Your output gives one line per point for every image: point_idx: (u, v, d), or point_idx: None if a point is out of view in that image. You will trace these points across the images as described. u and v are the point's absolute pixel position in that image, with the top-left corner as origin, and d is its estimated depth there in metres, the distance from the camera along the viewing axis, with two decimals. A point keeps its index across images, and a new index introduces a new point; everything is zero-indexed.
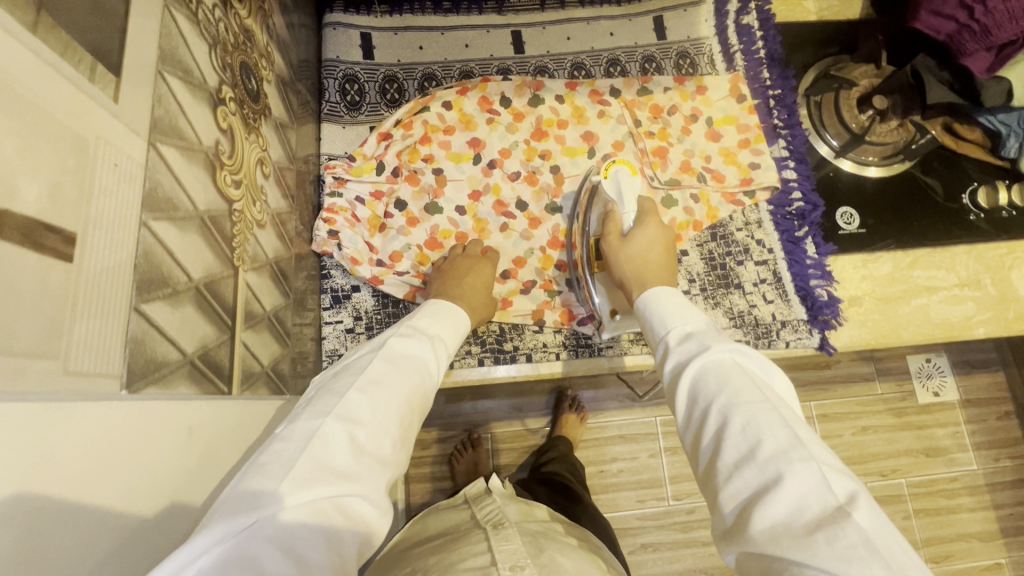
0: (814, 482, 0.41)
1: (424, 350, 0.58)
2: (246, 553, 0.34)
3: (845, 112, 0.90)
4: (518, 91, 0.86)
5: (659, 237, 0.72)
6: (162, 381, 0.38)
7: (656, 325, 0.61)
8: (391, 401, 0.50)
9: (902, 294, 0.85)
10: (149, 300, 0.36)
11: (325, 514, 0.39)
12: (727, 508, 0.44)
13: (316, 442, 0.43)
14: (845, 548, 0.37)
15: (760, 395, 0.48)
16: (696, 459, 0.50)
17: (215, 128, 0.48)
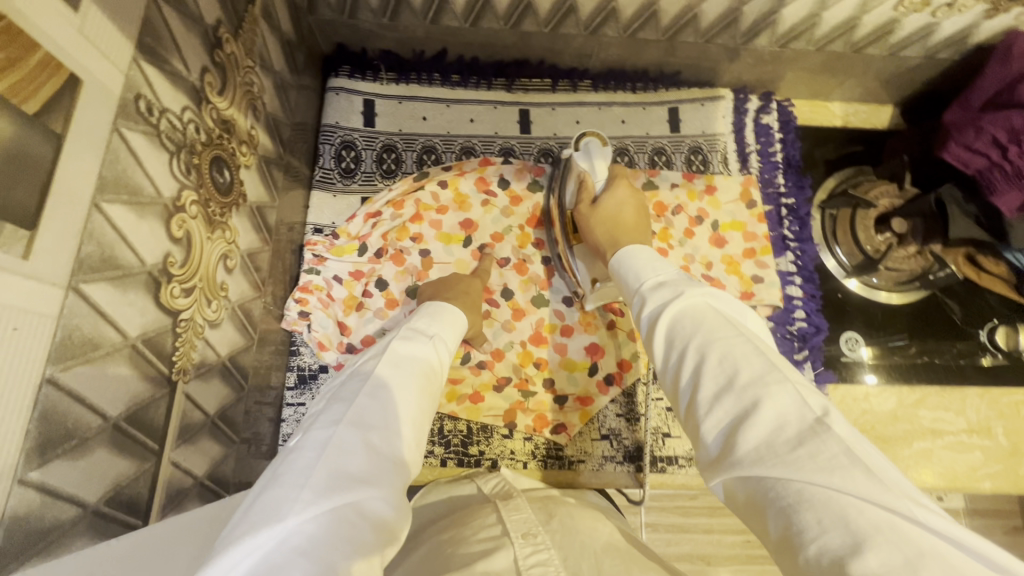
0: (792, 400, 0.36)
1: (428, 351, 0.52)
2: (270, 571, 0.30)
3: (861, 231, 0.85)
4: (518, 174, 0.84)
5: (630, 198, 0.69)
6: (48, 547, 0.34)
7: (631, 281, 0.55)
8: (403, 399, 0.45)
9: (904, 435, 0.79)
10: (41, 465, 0.33)
11: (349, 521, 0.34)
12: (709, 439, 0.39)
13: (333, 450, 0.37)
14: (828, 461, 0.32)
15: (733, 327, 0.43)
16: (677, 401, 0.44)
17: (167, 239, 0.45)
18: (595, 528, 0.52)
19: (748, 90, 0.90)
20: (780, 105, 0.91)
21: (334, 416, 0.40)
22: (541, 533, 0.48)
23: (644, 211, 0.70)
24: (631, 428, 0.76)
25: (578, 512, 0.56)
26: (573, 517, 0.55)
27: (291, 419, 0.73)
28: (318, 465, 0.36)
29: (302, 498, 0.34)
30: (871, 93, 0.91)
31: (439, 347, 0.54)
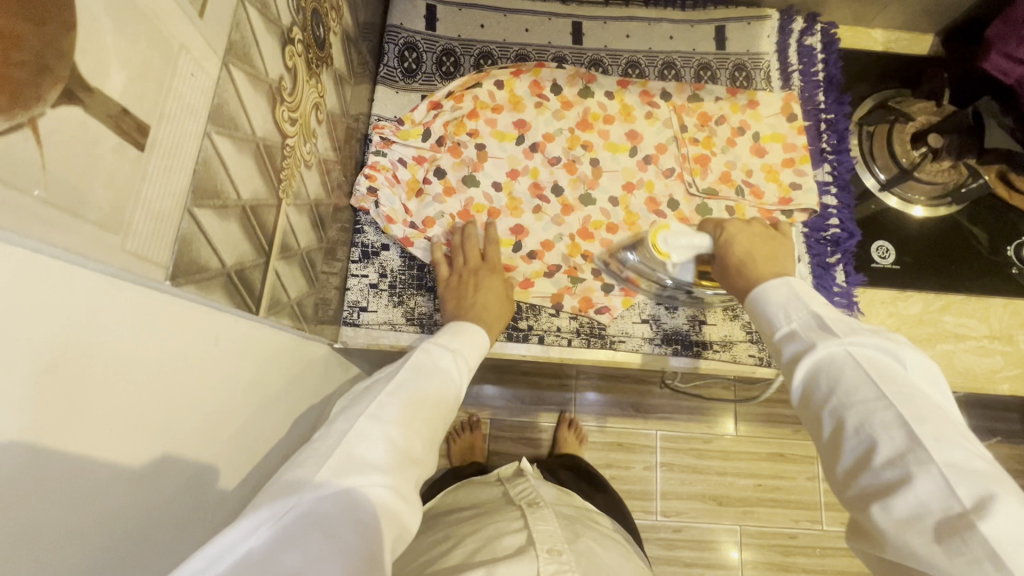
0: (932, 484, 0.39)
1: (445, 363, 0.61)
2: (294, 533, 0.37)
3: (897, 146, 0.88)
4: (570, 81, 0.87)
5: (745, 236, 0.69)
6: (202, 285, 0.40)
7: (767, 325, 0.58)
8: (413, 404, 0.52)
9: (927, 337, 0.83)
10: (201, 206, 0.39)
11: (358, 509, 0.41)
12: (848, 498, 0.44)
13: (349, 438, 0.45)
14: (966, 560, 0.35)
15: (874, 388, 0.46)
16: (819, 453, 0.49)
17: (281, 64, 0.50)
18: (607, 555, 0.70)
19: (794, 11, 0.93)
20: (825, 28, 0.93)
21: (356, 410, 0.49)
22: (562, 550, 0.64)
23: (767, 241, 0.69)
24: (671, 315, 0.80)
25: (597, 541, 0.72)
26: (593, 542, 0.71)
27: (355, 289, 0.78)
28: (334, 448, 0.44)
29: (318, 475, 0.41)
30: (914, 19, 0.93)
31: (454, 365, 0.62)
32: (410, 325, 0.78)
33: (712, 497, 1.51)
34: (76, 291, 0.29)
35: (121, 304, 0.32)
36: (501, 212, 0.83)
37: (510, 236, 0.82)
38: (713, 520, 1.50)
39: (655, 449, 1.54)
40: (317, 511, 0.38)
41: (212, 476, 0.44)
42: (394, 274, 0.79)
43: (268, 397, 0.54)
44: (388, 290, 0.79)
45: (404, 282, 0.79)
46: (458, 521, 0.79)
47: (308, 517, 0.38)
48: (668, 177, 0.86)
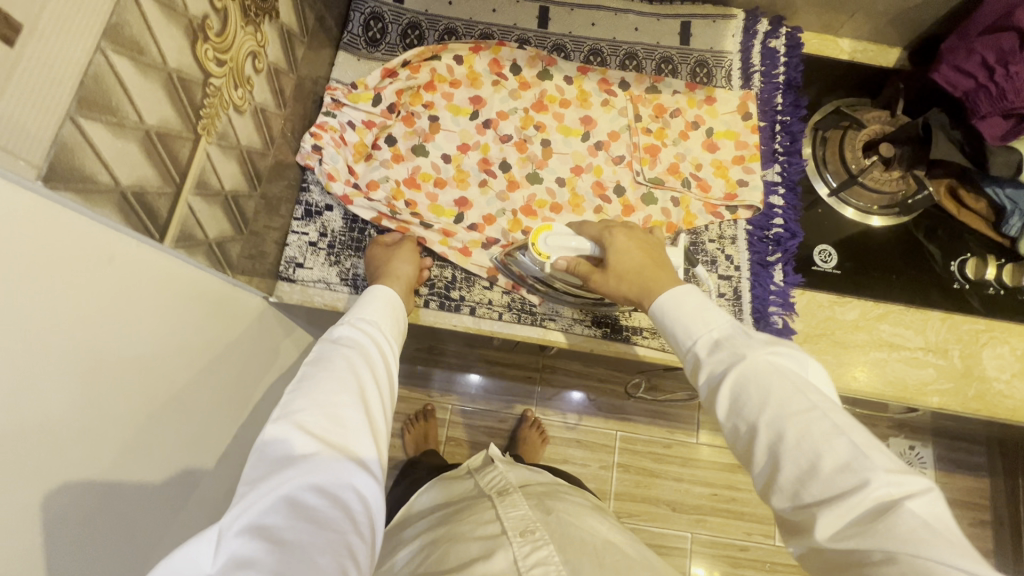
0: (880, 484, 0.41)
1: (363, 332, 0.61)
2: (237, 554, 0.39)
3: (848, 151, 0.88)
4: (530, 62, 0.89)
5: (629, 240, 0.70)
6: (88, 197, 0.42)
7: (680, 334, 0.57)
8: (322, 379, 0.52)
9: (861, 343, 0.83)
10: (88, 118, 0.40)
11: (297, 502, 0.44)
12: (790, 512, 0.44)
13: (261, 450, 0.47)
14: (908, 532, 0.38)
15: (804, 398, 0.47)
16: (750, 471, 0.49)
17: (207, 3, 0.52)
18: (584, 520, 0.75)
19: (761, 12, 0.93)
20: (790, 32, 0.94)
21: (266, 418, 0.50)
22: (535, 527, 0.68)
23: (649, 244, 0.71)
24: None
25: (571, 511, 0.77)
26: (567, 514, 0.75)
27: (294, 245, 0.80)
28: (255, 466, 0.46)
29: (241, 492, 0.44)
30: (880, 30, 0.94)
31: (376, 335, 0.62)
32: (344, 285, 0.79)
33: (667, 503, 1.50)
34: None
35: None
36: (447, 183, 0.84)
37: (453, 207, 0.84)
38: (663, 525, 1.49)
39: (613, 449, 1.53)
40: (261, 522, 0.42)
41: (104, 395, 0.45)
42: (334, 234, 0.81)
43: (183, 334, 0.56)
44: (326, 250, 0.80)
45: (344, 243, 0.80)
46: (424, 522, 0.81)
47: (253, 530, 0.41)
48: (617, 164, 0.87)
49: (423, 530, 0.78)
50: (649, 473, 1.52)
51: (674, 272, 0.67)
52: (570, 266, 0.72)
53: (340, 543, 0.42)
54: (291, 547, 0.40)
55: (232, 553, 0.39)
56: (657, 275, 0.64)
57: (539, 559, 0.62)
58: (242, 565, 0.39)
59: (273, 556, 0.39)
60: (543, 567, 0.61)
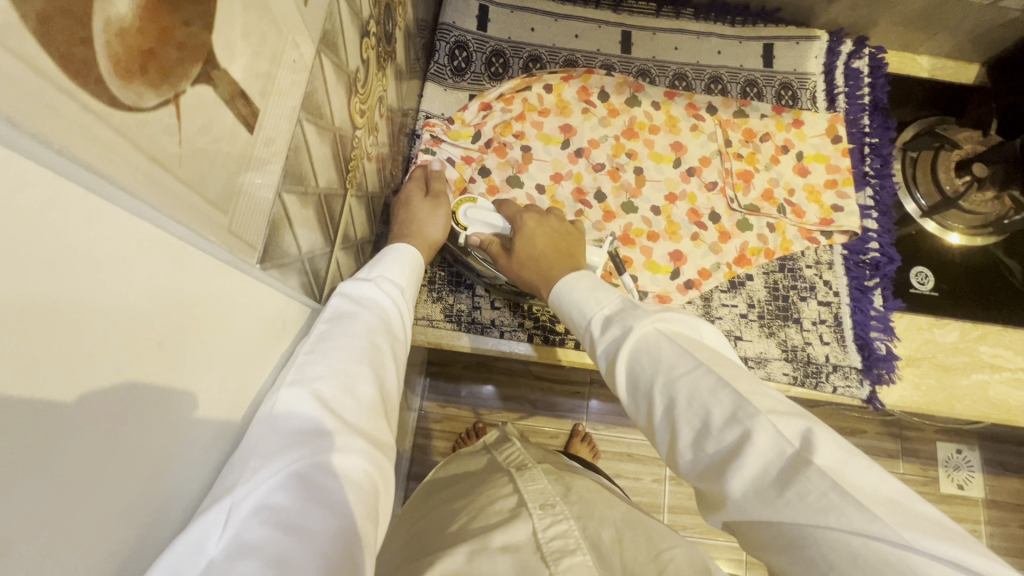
0: (764, 431, 0.41)
1: (380, 301, 0.55)
2: (245, 538, 0.33)
3: (941, 173, 0.88)
4: (619, 88, 0.87)
5: (536, 225, 0.71)
6: (283, 271, 0.41)
7: (576, 314, 0.58)
8: (341, 348, 0.47)
9: (963, 365, 0.82)
10: (289, 192, 0.39)
11: (312, 479, 0.37)
12: (701, 479, 0.44)
13: (279, 414, 0.40)
14: (815, 497, 0.37)
15: (690, 358, 0.47)
16: (657, 441, 0.49)
17: (358, 56, 0.51)
18: (600, 491, 0.74)
19: (843, 33, 0.93)
20: (872, 53, 0.94)
21: (275, 380, 0.43)
22: (553, 501, 0.67)
23: (561, 230, 0.72)
24: None
25: (590, 484, 0.76)
26: (584, 488, 0.73)
27: None
28: (263, 434, 0.38)
29: (250, 466, 0.36)
30: (962, 48, 0.94)
31: (394, 306, 0.56)
32: (447, 321, 0.78)
33: None
34: (189, 272, 0.29)
35: (215, 288, 0.32)
36: None
37: None
38: (719, 537, 1.48)
39: (666, 461, 1.53)
40: (269, 500, 0.35)
41: None
42: (434, 270, 0.80)
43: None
44: (427, 286, 0.79)
45: (443, 278, 0.80)
46: (444, 498, 0.81)
47: (263, 509, 0.35)
48: (710, 191, 0.87)
49: (447, 503, 0.78)
50: None
51: (579, 261, 0.68)
52: (484, 245, 0.74)
53: (352, 530, 0.37)
54: (303, 532, 0.35)
55: (237, 533, 0.33)
56: (554, 260, 0.67)
57: (560, 532, 0.61)
58: (247, 552, 0.32)
59: (285, 541, 0.34)
60: (562, 539, 0.60)
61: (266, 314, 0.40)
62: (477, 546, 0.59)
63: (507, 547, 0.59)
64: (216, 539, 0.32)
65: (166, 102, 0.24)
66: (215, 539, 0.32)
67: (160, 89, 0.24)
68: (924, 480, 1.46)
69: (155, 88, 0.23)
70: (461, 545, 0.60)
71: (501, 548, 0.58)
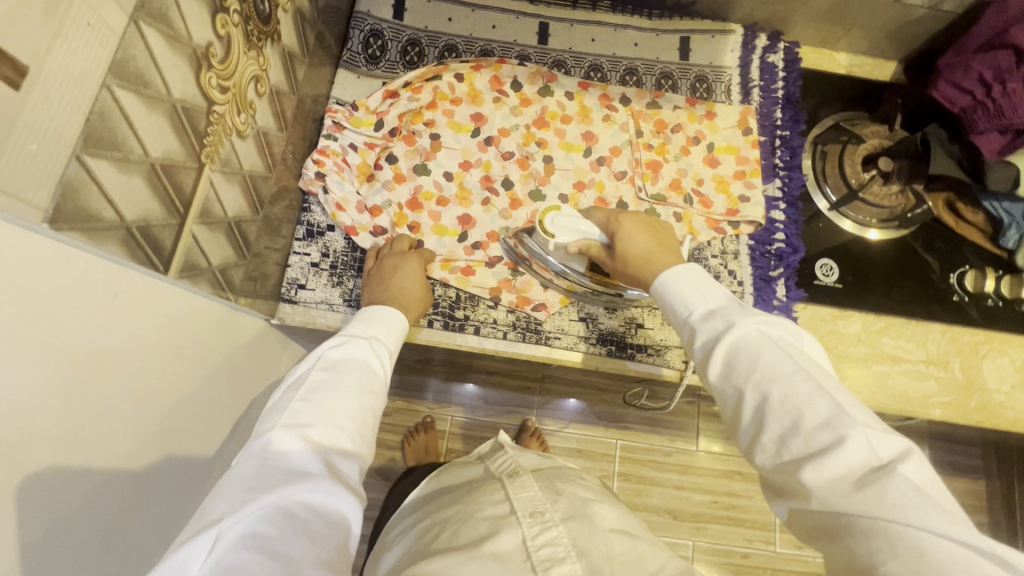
0: (860, 440, 0.43)
1: (365, 353, 0.62)
2: (231, 562, 0.39)
3: (848, 167, 0.89)
4: (531, 78, 0.89)
5: (636, 227, 0.69)
6: (95, 235, 0.41)
7: (675, 306, 0.59)
8: (332, 398, 0.54)
9: (864, 356, 0.83)
10: (94, 156, 0.39)
11: (291, 513, 0.44)
12: (775, 469, 0.47)
13: (269, 455, 0.47)
14: (897, 498, 0.40)
15: (791, 363, 0.49)
16: (736, 433, 0.51)
17: (210, 32, 0.51)
18: (594, 502, 0.74)
19: (758, 28, 0.94)
20: (788, 47, 0.94)
21: (272, 422, 0.51)
22: (543, 510, 0.67)
23: (656, 226, 0.70)
24: (608, 315, 0.81)
25: (583, 494, 0.76)
26: (574, 494, 0.74)
27: (296, 266, 0.79)
28: (254, 474, 0.46)
29: (241, 497, 0.44)
30: (877, 44, 0.95)
31: (382, 356, 0.63)
32: (348, 306, 0.79)
33: (668, 511, 1.50)
34: None
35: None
36: (450, 202, 0.84)
37: (456, 225, 0.83)
38: (666, 534, 1.48)
39: (615, 457, 1.53)
40: (255, 530, 0.42)
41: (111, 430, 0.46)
42: (336, 254, 0.81)
43: (180, 376, 0.54)
44: (329, 270, 0.80)
45: (346, 263, 0.80)
46: (434, 506, 0.80)
47: (247, 537, 0.41)
48: (619, 180, 0.87)
49: (435, 512, 0.77)
50: (652, 480, 1.52)
51: (678, 251, 0.67)
52: (582, 249, 0.72)
53: (329, 562, 0.43)
54: (284, 558, 0.41)
55: (224, 559, 0.40)
56: (662, 255, 0.64)
57: (549, 540, 0.61)
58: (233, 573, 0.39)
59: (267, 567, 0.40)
60: (553, 547, 0.60)
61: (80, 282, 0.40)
62: (469, 555, 0.59)
63: (497, 554, 0.58)
64: (201, 561, 0.40)
65: None
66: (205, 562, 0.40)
67: None
68: None
69: None
70: (451, 554, 0.59)
71: (491, 556, 0.58)
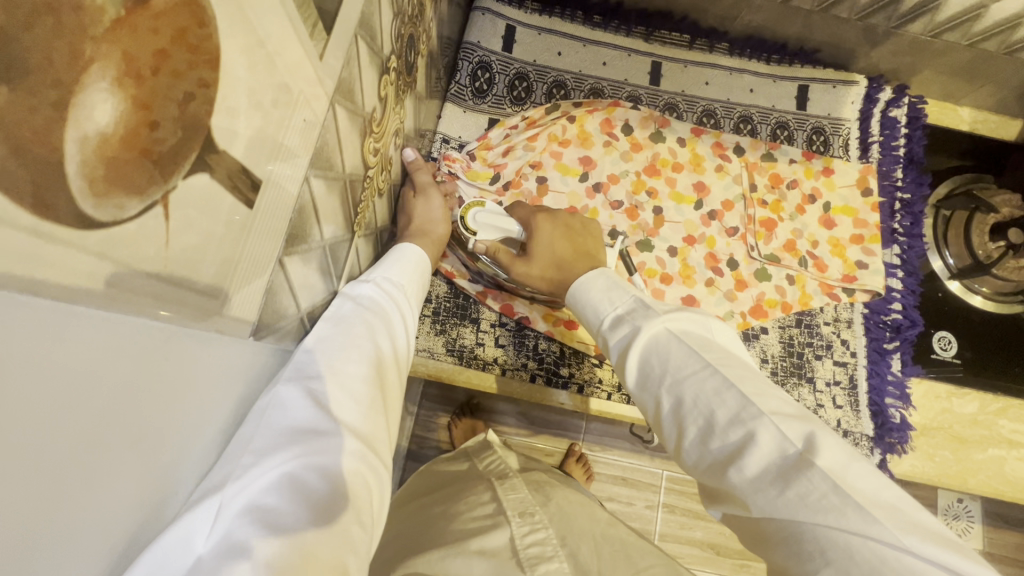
0: (768, 432, 0.41)
1: (377, 299, 0.52)
2: (234, 541, 0.30)
3: (974, 235, 0.84)
4: (643, 123, 0.85)
5: (555, 231, 0.70)
6: (279, 331, 0.38)
7: (591, 315, 0.58)
8: (346, 347, 0.44)
9: (979, 439, 0.79)
10: (290, 255, 0.37)
11: (303, 480, 0.35)
12: (703, 472, 0.44)
13: (270, 410, 0.37)
14: (816, 500, 0.36)
15: (697, 359, 0.47)
16: (664, 434, 0.49)
17: (375, 95, 0.48)
18: (580, 503, 0.71)
19: (882, 79, 0.89)
20: (913, 101, 0.89)
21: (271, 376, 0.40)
22: (534, 513, 0.64)
23: (576, 231, 0.72)
24: None
25: (572, 495, 0.73)
26: (563, 498, 0.71)
27: None
28: (258, 433, 0.36)
29: (243, 462, 0.34)
30: (1006, 102, 0.89)
31: (397, 301, 0.54)
32: (449, 355, 0.76)
33: (712, 546, 1.46)
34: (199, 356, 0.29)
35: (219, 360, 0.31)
36: None
37: None
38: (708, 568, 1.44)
39: (659, 487, 1.48)
40: (258, 501, 0.33)
41: None
42: (439, 300, 0.78)
43: None
44: (431, 316, 0.77)
45: (448, 310, 0.78)
46: (417, 502, 0.76)
47: (254, 508, 0.32)
48: (731, 236, 0.84)
49: (420, 507, 0.73)
50: (698, 513, 1.47)
51: (595, 257, 0.69)
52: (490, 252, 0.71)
53: (341, 530, 0.35)
54: (293, 532, 0.32)
55: (224, 535, 0.31)
56: (573, 260, 0.66)
57: (538, 539, 0.59)
58: (239, 553, 0.30)
59: (273, 542, 0.31)
60: (541, 548, 0.58)
61: (244, 375, 0.36)
62: (453, 552, 0.57)
63: (483, 552, 0.57)
64: (204, 536, 0.30)
65: (153, 205, 0.21)
66: (204, 538, 0.30)
67: (146, 193, 0.21)
68: None
69: (142, 193, 0.21)
70: (437, 549, 0.58)
71: (477, 553, 0.56)
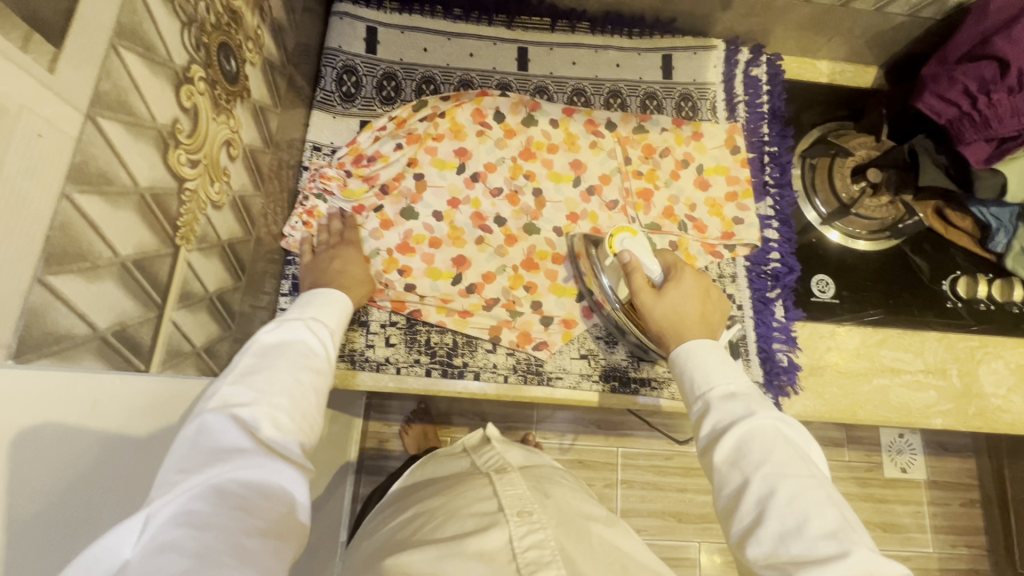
0: (857, 551, 0.44)
1: (305, 332, 0.56)
2: (162, 542, 0.36)
3: (838, 180, 0.90)
4: (514, 109, 0.86)
5: (693, 290, 0.69)
6: (64, 351, 0.38)
7: (696, 385, 0.61)
8: (273, 375, 0.49)
9: (865, 371, 0.83)
10: (59, 272, 0.36)
11: (228, 491, 0.40)
12: (765, 555, 0.47)
13: (198, 434, 0.43)
14: None
15: (801, 467, 0.50)
16: (730, 513, 0.52)
17: (175, 106, 0.47)
18: (581, 507, 0.66)
19: (740, 42, 0.93)
20: (770, 59, 0.93)
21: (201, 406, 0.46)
22: (532, 512, 0.59)
23: (710, 298, 0.71)
24: (609, 351, 0.80)
25: (573, 497, 0.68)
26: (566, 500, 0.66)
27: None
28: (185, 454, 0.42)
29: (172, 479, 0.40)
30: (857, 50, 0.94)
31: (326, 334, 0.59)
32: (341, 361, 0.76)
33: (675, 515, 1.46)
34: None
35: None
36: (442, 243, 0.81)
37: (450, 267, 0.80)
38: (673, 537, 1.44)
39: (616, 464, 1.47)
40: (186, 508, 0.38)
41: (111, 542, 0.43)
42: None
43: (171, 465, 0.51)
44: None
45: None
46: (412, 499, 0.71)
47: (181, 515, 0.38)
48: (612, 210, 0.86)
49: (416, 502, 0.69)
50: (658, 484, 1.47)
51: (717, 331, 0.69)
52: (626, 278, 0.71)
53: (269, 535, 0.40)
54: (216, 534, 0.38)
55: (154, 539, 0.36)
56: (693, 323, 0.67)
57: (536, 541, 0.54)
58: (166, 550, 0.36)
59: (197, 540, 0.37)
60: (538, 550, 0.53)
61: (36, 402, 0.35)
62: (451, 552, 0.52)
63: (481, 554, 0.52)
64: (132, 544, 0.36)
65: None
66: (132, 544, 0.36)
67: None
68: (869, 467, 1.38)
69: None
70: (431, 552, 0.53)
71: (475, 556, 0.52)
